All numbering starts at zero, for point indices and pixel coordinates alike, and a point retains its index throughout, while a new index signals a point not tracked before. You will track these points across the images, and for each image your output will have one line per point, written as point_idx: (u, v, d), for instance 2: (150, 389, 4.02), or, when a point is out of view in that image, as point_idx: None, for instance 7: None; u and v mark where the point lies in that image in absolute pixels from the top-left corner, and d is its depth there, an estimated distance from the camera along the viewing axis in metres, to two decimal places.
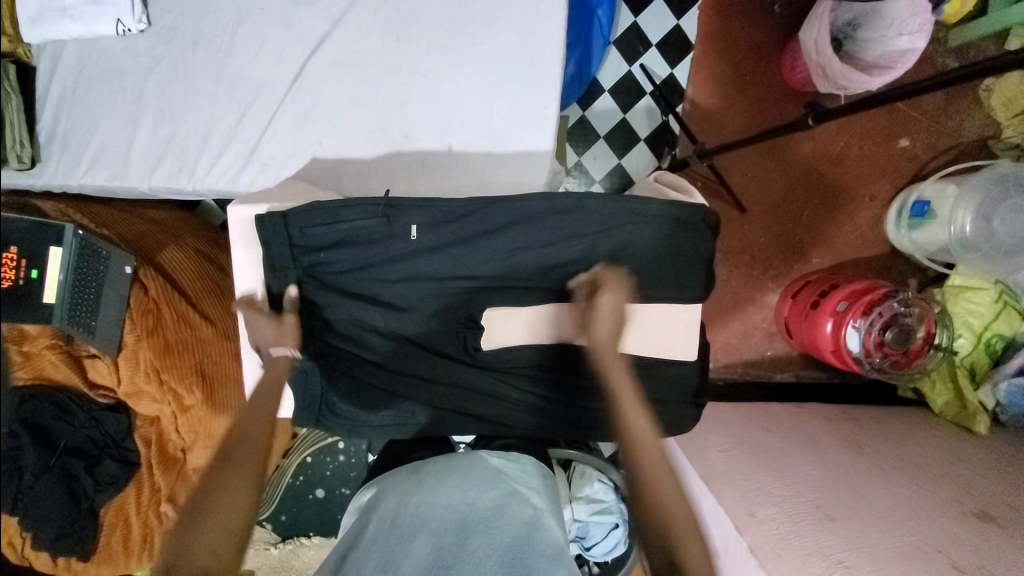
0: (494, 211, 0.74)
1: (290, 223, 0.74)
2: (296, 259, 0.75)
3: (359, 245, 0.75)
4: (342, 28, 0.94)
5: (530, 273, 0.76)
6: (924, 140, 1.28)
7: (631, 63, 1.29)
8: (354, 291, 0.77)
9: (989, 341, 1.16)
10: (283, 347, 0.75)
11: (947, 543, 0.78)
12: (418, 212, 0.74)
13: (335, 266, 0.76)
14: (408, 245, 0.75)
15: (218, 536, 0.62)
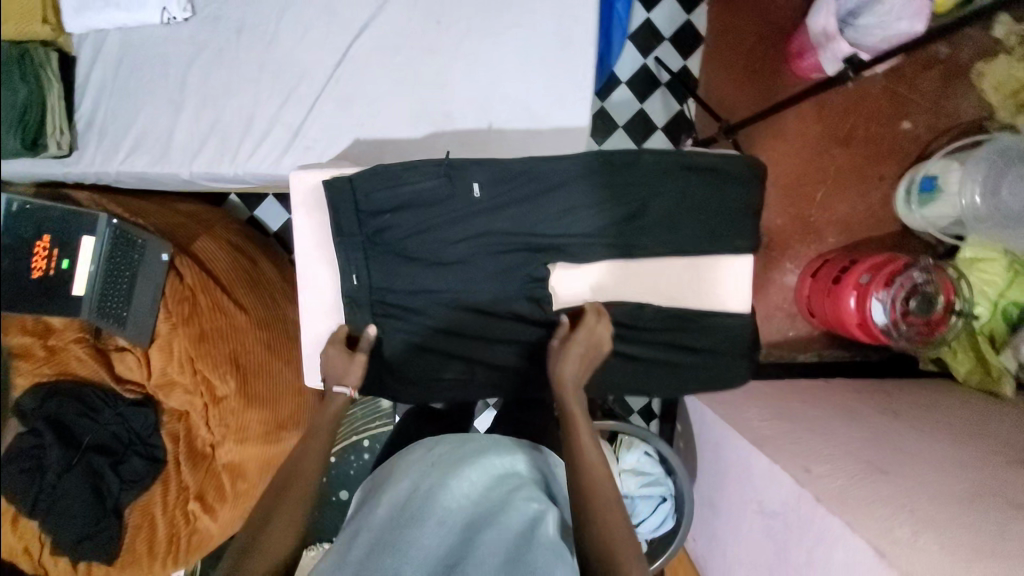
0: (543, 173, 0.78)
1: (353, 188, 0.77)
2: (361, 223, 0.78)
3: (423, 207, 0.78)
4: (383, 14, 0.97)
5: (583, 229, 0.79)
6: (925, 121, 1.35)
7: (646, 56, 1.35)
8: (416, 254, 0.79)
9: (1005, 309, 1.21)
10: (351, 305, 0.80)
11: (1000, 486, 0.79)
12: (475, 174, 0.77)
13: (400, 231, 0.78)
14: (467, 206, 0.78)
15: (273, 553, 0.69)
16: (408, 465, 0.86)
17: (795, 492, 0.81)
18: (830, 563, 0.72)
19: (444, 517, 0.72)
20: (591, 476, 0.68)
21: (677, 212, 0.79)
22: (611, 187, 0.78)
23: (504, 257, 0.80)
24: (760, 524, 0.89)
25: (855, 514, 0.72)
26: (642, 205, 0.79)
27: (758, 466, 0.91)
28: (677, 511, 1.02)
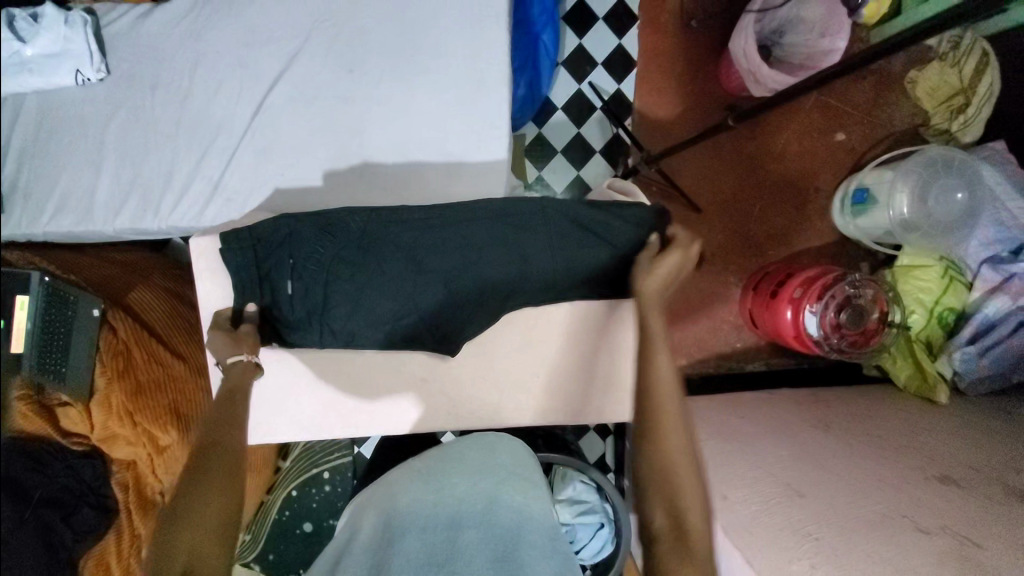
0: (435, 220, 0.84)
1: (250, 246, 0.81)
2: (258, 281, 0.82)
3: (326, 266, 0.82)
4: (298, 63, 0.98)
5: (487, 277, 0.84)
6: (858, 132, 1.37)
7: (579, 81, 1.36)
8: (323, 297, 0.83)
9: (941, 315, 1.21)
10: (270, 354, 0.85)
11: (912, 507, 0.80)
12: (377, 239, 0.84)
13: (296, 283, 0.82)
14: (371, 266, 0.83)
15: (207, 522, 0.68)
16: (371, 488, 0.96)
17: None
18: None
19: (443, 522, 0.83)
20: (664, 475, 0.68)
21: (577, 249, 0.85)
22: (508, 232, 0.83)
23: (415, 303, 0.85)
24: None
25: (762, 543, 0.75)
26: (541, 252, 0.85)
27: None
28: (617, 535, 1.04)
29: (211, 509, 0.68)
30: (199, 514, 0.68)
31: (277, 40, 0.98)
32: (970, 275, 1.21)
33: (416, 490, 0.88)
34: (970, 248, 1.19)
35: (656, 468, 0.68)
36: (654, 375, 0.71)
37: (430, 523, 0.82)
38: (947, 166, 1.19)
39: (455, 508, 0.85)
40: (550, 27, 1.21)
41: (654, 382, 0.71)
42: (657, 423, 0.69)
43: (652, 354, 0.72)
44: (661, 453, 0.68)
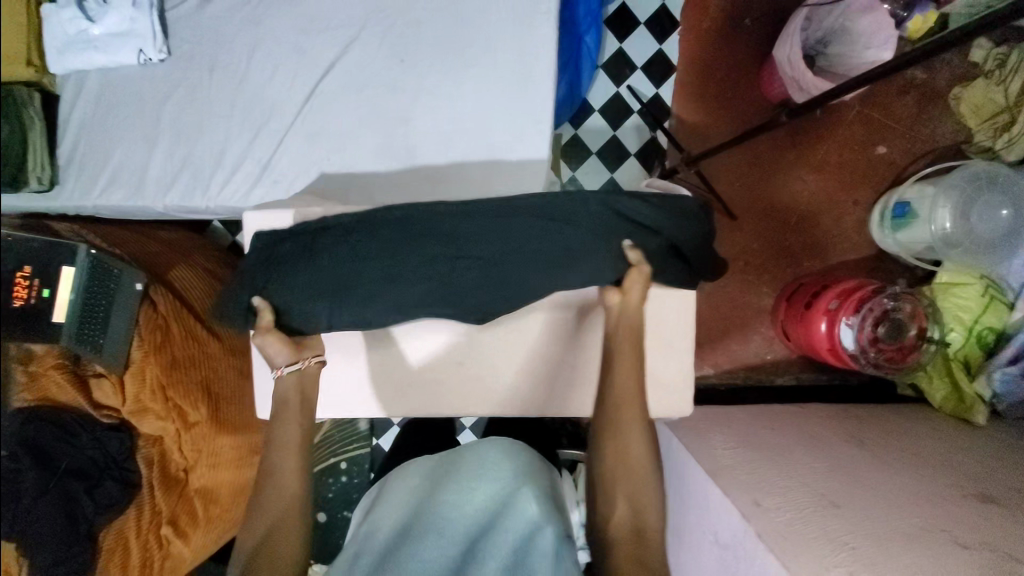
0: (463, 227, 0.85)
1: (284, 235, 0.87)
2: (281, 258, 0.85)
3: (348, 254, 0.84)
4: (351, 52, 1.00)
5: (505, 289, 0.85)
6: (899, 146, 1.36)
7: (618, 84, 1.37)
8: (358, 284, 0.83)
9: (980, 334, 1.19)
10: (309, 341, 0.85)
11: (954, 524, 0.78)
12: (403, 231, 0.84)
13: (314, 266, 0.84)
14: (388, 257, 0.84)
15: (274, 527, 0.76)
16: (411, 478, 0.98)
17: (742, 526, 0.81)
18: None
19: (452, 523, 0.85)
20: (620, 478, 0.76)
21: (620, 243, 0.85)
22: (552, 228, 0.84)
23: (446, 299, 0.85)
24: (717, 557, 0.88)
25: (798, 549, 0.73)
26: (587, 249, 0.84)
27: (713, 496, 0.91)
28: None
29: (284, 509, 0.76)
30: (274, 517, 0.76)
31: (332, 29, 1.00)
32: (1012, 294, 1.18)
33: (444, 494, 0.90)
34: (1013, 266, 1.17)
35: (617, 460, 0.76)
36: (619, 382, 0.78)
37: (454, 531, 0.84)
38: (992, 183, 1.18)
39: (473, 517, 0.87)
40: (594, 28, 1.23)
41: (618, 389, 0.78)
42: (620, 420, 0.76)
43: (620, 365, 0.79)
44: (624, 448, 0.76)
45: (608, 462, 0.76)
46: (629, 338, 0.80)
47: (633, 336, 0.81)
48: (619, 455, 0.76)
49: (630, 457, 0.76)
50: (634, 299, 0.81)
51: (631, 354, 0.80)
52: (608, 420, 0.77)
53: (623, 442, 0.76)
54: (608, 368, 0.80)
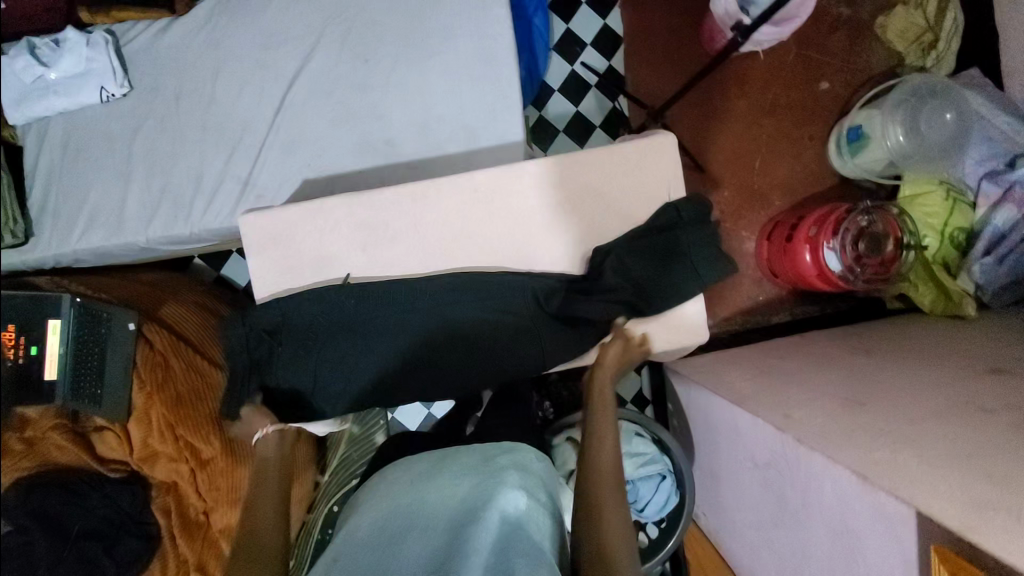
0: (423, 289, 0.78)
1: (247, 330, 0.77)
2: (250, 349, 0.77)
3: (312, 341, 0.77)
4: (312, 59, 1.01)
5: (487, 357, 0.79)
6: (841, 79, 1.44)
7: (572, 63, 1.43)
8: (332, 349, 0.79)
9: (952, 236, 1.26)
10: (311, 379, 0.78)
11: (974, 396, 0.81)
12: (363, 301, 0.77)
13: (284, 364, 0.77)
14: (358, 339, 0.78)
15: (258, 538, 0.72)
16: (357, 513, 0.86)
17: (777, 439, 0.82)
18: (823, 495, 0.72)
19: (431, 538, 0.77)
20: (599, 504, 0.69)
21: None
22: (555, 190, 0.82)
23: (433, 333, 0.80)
24: (758, 479, 0.89)
25: (837, 443, 0.74)
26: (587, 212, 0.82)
27: (742, 422, 0.93)
28: (681, 487, 1.03)
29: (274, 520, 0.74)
30: (257, 535, 0.71)
31: (290, 40, 1.02)
32: (972, 194, 1.26)
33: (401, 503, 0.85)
34: (967, 168, 1.25)
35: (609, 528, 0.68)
36: (599, 453, 0.74)
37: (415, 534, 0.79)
38: (932, 92, 1.26)
39: (455, 504, 0.82)
40: (541, 11, 1.28)
41: (597, 454, 0.74)
42: (598, 491, 0.70)
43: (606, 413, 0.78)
44: (606, 515, 0.68)
45: (601, 531, 0.67)
46: (602, 402, 0.79)
47: (608, 403, 0.79)
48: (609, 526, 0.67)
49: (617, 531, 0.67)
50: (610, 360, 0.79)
51: (606, 417, 0.78)
52: (588, 489, 0.71)
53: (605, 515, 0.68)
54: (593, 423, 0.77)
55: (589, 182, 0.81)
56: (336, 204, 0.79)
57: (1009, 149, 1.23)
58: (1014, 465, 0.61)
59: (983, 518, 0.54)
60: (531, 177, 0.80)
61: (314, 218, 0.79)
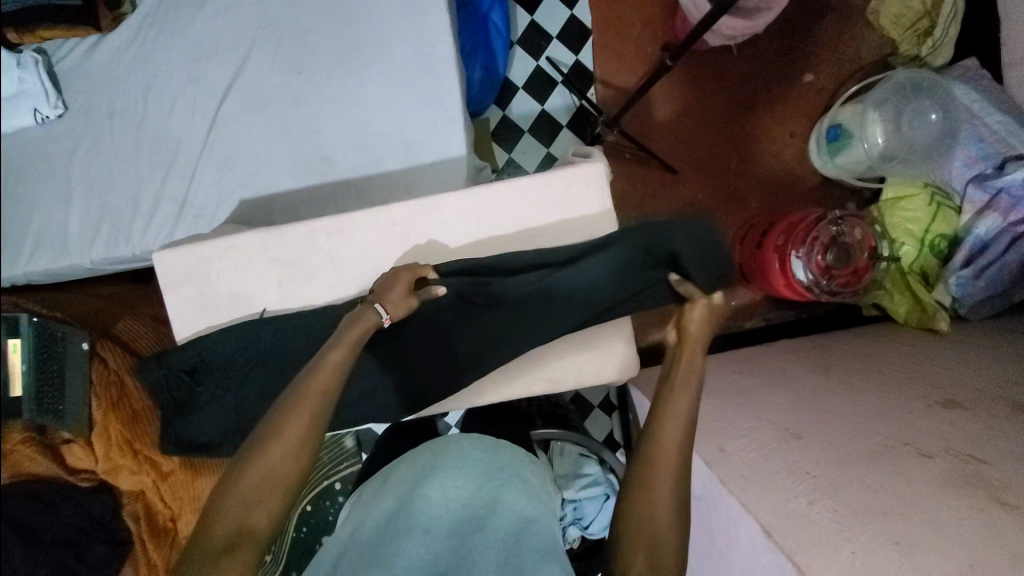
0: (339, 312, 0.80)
1: (166, 371, 0.80)
2: (171, 389, 0.80)
3: (232, 375, 0.79)
4: (245, 72, 0.98)
5: (406, 380, 0.83)
6: (827, 71, 1.35)
7: (537, 58, 1.36)
8: (257, 390, 0.79)
9: (933, 243, 1.18)
10: (224, 411, 0.80)
11: (914, 434, 0.78)
12: (282, 343, 0.79)
13: (208, 401, 0.80)
14: (282, 371, 0.79)
15: (252, 495, 0.63)
16: (404, 479, 0.83)
17: (706, 474, 0.81)
18: (739, 537, 0.72)
19: (429, 526, 0.75)
20: (646, 498, 0.68)
21: (541, 216, 0.85)
22: (480, 220, 0.84)
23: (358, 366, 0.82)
24: (694, 507, 0.88)
25: (759, 488, 0.73)
26: (503, 238, 0.85)
27: None
28: None
29: (265, 480, 0.63)
30: (243, 506, 0.63)
31: (221, 52, 0.98)
32: (959, 198, 1.17)
33: (434, 490, 0.80)
34: (953, 170, 1.17)
35: (637, 503, 0.68)
36: (664, 431, 0.69)
37: (437, 524, 0.75)
38: (916, 89, 1.18)
39: (457, 505, 0.79)
40: (497, 6, 1.21)
41: (660, 432, 0.69)
42: (653, 468, 0.68)
43: (675, 393, 0.71)
44: (653, 495, 0.67)
45: (634, 506, 0.68)
46: (681, 382, 0.72)
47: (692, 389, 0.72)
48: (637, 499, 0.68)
49: (651, 501, 0.68)
50: (697, 324, 0.76)
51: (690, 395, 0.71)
52: (637, 475, 0.69)
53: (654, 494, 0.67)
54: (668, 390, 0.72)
55: (505, 214, 0.84)
56: (249, 239, 0.81)
57: (999, 151, 1.14)
58: (921, 529, 0.63)
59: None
60: (448, 211, 0.83)
61: (227, 254, 0.81)
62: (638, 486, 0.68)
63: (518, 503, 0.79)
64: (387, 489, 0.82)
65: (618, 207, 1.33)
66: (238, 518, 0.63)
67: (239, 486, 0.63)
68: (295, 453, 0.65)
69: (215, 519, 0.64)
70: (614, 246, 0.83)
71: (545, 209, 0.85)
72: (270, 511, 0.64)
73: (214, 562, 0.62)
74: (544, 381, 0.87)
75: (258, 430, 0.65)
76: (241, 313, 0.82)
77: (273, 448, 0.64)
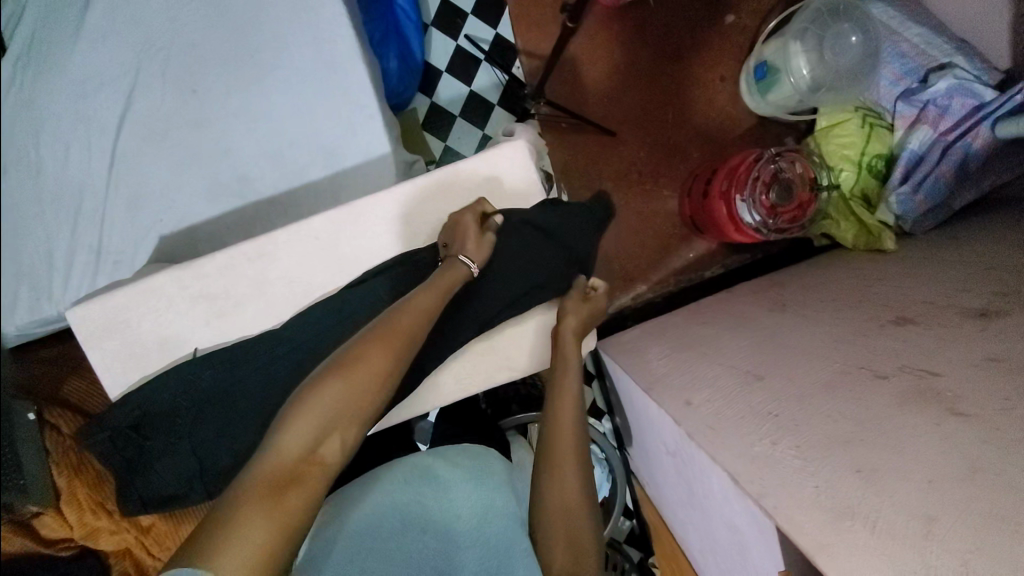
0: (281, 338, 0.77)
1: (109, 434, 0.74)
2: (119, 449, 0.74)
3: (182, 424, 0.75)
4: (139, 100, 0.91)
5: None
6: (748, 7, 1.33)
7: (455, 38, 1.31)
8: (214, 432, 0.75)
9: (870, 165, 1.19)
10: (185, 459, 0.75)
11: (868, 357, 0.80)
12: (229, 380, 0.75)
13: (162, 454, 0.75)
14: (234, 407, 0.75)
15: (330, 415, 0.59)
16: (393, 481, 0.78)
17: (676, 431, 0.81)
18: (712, 487, 0.73)
19: (423, 529, 0.75)
20: (557, 507, 0.69)
21: (473, 202, 0.82)
22: (413, 217, 0.81)
23: None
24: (672, 464, 0.89)
25: (725, 437, 0.74)
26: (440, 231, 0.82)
27: (653, 410, 0.92)
28: (612, 472, 1.11)
29: (349, 404, 0.60)
30: (317, 429, 0.58)
31: (109, 83, 0.91)
32: (889, 116, 1.19)
33: (428, 493, 0.77)
34: (882, 90, 1.18)
35: (558, 503, 0.70)
36: (560, 415, 0.74)
37: (429, 527, 0.75)
38: (834, 13, 1.18)
39: (450, 512, 0.77)
40: None
41: (558, 426, 0.73)
42: (554, 460, 0.71)
43: (560, 392, 0.76)
44: (562, 496, 0.70)
45: (550, 503, 0.70)
46: (567, 373, 0.77)
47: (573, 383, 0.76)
48: (552, 504, 0.70)
49: (569, 503, 0.70)
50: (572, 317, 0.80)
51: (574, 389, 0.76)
52: (544, 471, 0.71)
53: (559, 490, 0.70)
54: (557, 388, 0.76)
55: (436, 208, 0.82)
56: (169, 278, 0.77)
57: (922, 63, 1.15)
58: (880, 452, 0.64)
59: (839, 530, 0.58)
60: (375, 214, 0.80)
61: (150, 299, 0.77)
62: (545, 490, 0.71)
63: (506, 507, 0.77)
64: (358, 497, 0.76)
65: (562, 179, 1.31)
66: (313, 441, 0.58)
67: (315, 405, 0.59)
68: (379, 381, 0.62)
69: (276, 441, 0.57)
70: (537, 212, 0.83)
71: (477, 197, 0.82)
72: (345, 441, 0.60)
73: (276, 488, 0.55)
74: (507, 370, 0.85)
75: (340, 351, 0.62)
76: (177, 355, 0.78)
77: (356, 372, 0.61)
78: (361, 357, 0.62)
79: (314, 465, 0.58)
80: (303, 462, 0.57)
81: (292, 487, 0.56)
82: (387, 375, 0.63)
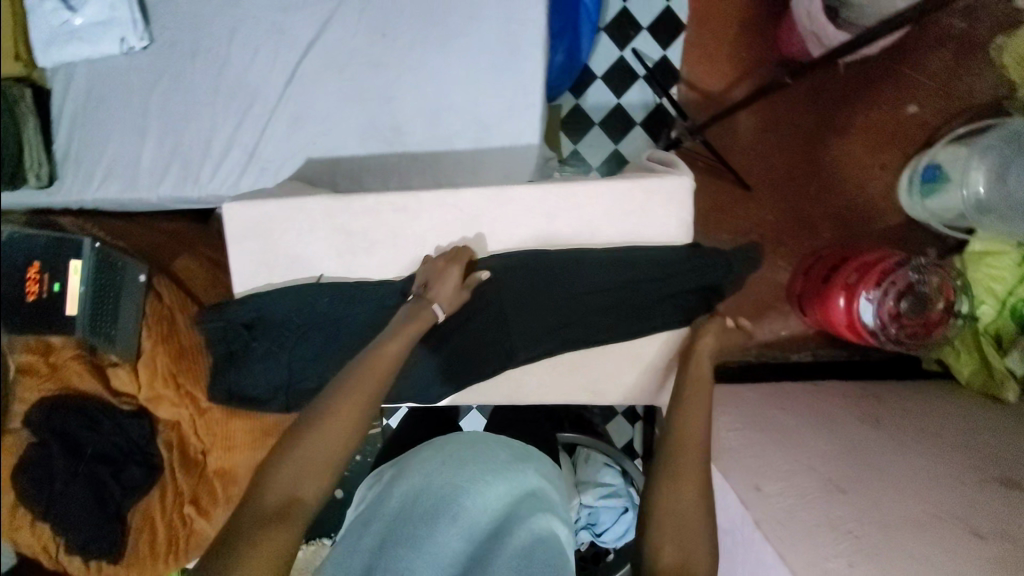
0: (396, 290, 0.79)
1: (222, 322, 0.79)
2: (227, 339, 0.79)
3: (287, 337, 0.79)
4: (333, 28, 0.95)
5: (448, 369, 0.82)
6: (933, 104, 1.26)
7: (623, 48, 1.30)
8: (312, 353, 0.79)
9: (1015, 306, 1.10)
10: (278, 370, 0.79)
11: (968, 510, 0.74)
12: (339, 312, 0.79)
13: (258, 358, 0.79)
14: (339, 335, 0.79)
15: (300, 468, 0.63)
16: (426, 467, 0.78)
17: (740, 512, 0.78)
18: None
19: (456, 518, 0.71)
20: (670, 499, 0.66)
21: (613, 219, 0.81)
22: (553, 217, 0.81)
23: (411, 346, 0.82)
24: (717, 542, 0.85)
25: (794, 537, 0.70)
26: (572, 237, 0.82)
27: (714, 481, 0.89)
28: None
29: (315, 453, 0.64)
30: (291, 477, 0.63)
31: (311, 5, 0.96)
32: None
33: (464, 476, 0.75)
34: None
35: (674, 498, 0.66)
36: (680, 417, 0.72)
37: (461, 519, 0.72)
38: None
39: (481, 510, 0.73)
40: None
41: (676, 431, 0.71)
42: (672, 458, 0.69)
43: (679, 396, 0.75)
44: (677, 496, 0.66)
45: (665, 498, 0.66)
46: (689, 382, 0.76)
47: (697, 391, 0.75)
48: (665, 498, 0.66)
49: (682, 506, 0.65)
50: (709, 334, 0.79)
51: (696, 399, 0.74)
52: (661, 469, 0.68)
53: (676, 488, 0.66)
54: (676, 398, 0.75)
55: (579, 217, 0.81)
56: (316, 202, 0.80)
57: None
58: None
59: None
60: (518, 203, 0.81)
61: (293, 215, 0.80)
62: (660, 485, 0.67)
63: (542, 520, 0.73)
64: (409, 471, 0.79)
65: None
66: (290, 490, 0.62)
67: (288, 459, 0.64)
68: (345, 430, 0.66)
69: (260, 492, 0.63)
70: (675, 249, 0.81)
71: (620, 216, 0.81)
72: (319, 484, 0.64)
73: (265, 528, 0.60)
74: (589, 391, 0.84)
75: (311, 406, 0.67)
76: (301, 275, 0.82)
77: (324, 422, 0.65)
78: (326, 410, 0.66)
79: (292, 509, 0.62)
80: (282, 508, 0.61)
81: (274, 527, 0.60)
82: (355, 420, 0.66)
